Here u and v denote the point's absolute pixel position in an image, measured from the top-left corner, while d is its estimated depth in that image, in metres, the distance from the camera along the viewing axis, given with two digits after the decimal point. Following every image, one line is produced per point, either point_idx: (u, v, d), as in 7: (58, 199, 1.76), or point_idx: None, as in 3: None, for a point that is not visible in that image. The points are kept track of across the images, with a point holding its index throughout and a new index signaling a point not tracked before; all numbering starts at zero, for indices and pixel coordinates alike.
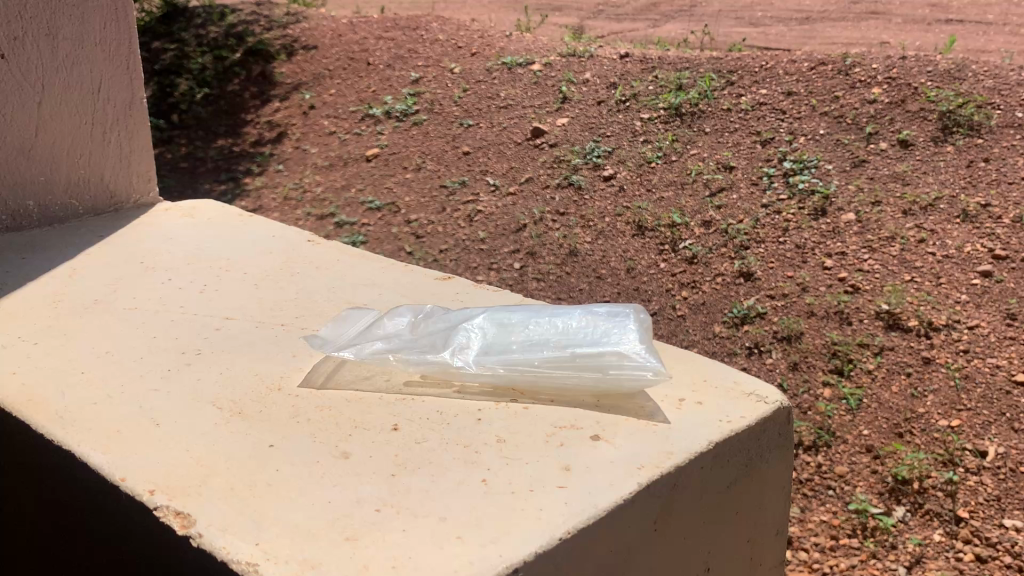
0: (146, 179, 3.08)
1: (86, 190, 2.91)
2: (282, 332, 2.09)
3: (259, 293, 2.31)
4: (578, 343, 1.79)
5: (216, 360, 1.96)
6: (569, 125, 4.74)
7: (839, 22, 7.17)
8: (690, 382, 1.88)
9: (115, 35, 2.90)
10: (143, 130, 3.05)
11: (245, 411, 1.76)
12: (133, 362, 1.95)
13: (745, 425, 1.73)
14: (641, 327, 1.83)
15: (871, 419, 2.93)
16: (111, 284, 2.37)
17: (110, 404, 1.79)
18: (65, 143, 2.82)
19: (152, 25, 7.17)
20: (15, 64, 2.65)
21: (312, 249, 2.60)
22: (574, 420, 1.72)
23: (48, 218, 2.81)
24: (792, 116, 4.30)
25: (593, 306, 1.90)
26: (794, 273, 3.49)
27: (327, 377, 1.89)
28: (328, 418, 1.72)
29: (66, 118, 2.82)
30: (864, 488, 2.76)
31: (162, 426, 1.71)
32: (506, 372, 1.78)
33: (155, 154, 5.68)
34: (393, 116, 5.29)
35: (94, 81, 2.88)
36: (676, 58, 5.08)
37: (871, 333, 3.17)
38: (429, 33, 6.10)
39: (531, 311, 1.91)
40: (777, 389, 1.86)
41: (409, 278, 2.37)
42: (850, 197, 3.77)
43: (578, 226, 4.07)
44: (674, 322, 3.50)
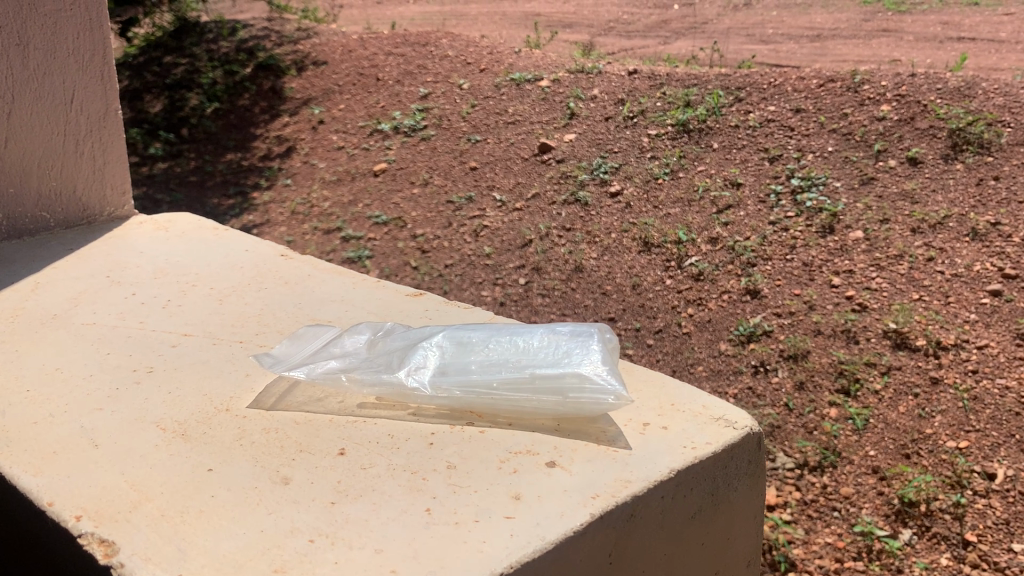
0: (120, 191, 3.06)
1: (59, 202, 2.90)
2: (240, 350, 2.07)
3: (222, 307, 2.29)
4: (537, 364, 1.76)
5: (167, 378, 1.95)
6: (576, 141, 4.73)
7: (849, 39, 7.15)
8: (655, 405, 1.85)
9: (90, 46, 2.89)
10: (118, 142, 3.03)
11: (190, 433, 1.74)
12: (81, 378, 1.94)
13: (711, 452, 1.70)
14: (605, 348, 1.80)
15: (878, 439, 2.89)
16: (72, 297, 2.36)
17: (51, 423, 1.78)
18: (36, 157, 2.82)
19: (164, 40, 7.21)
20: None
21: (283, 262, 2.58)
22: (528, 445, 1.69)
23: (18, 230, 2.82)
24: (801, 134, 4.28)
25: (556, 325, 1.87)
26: (800, 290, 3.46)
27: (279, 398, 1.87)
28: (276, 442, 1.70)
29: (39, 129, 2.81)
30: (870, 509, 2.72)
31: (101, 447, 1.70)
32: (463, 394, 1.75)
33: (165, 168, 5.69)
34: (401, 131, 5.30)
35: (67, 93, 2.86)
36: (684, 74, 5.07)
37: (878, 352, 3.13)
38: (438, 49, 6.12)
39: (492, 330, 1.88)
40: (748, 415, 1.82)
41: (380, 293, 2.35)
42: (858, 215, 3.74)
43: (584, 242, 4.05)
44: (679, 339, 3.47)
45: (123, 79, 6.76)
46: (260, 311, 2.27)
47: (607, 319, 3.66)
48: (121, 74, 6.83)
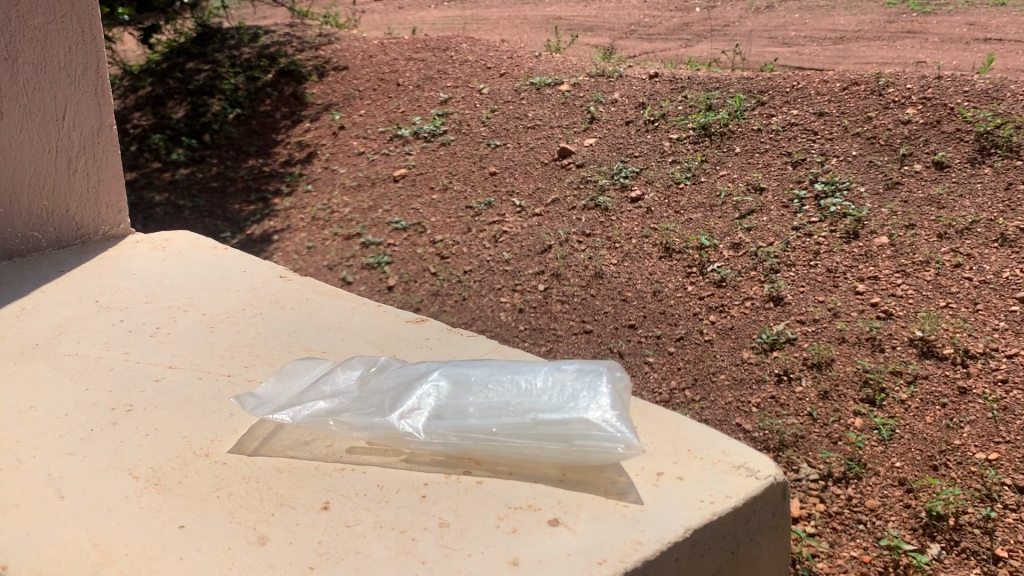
0: (116, 211, 2.95)
1: (50, 221, 2.81)
2: (226, 385, 2.03)
3: (212, 336, 2.25)
4: (540, 408, 1.72)
5: (147, 419, 1.91)
6: (596, 145, 4.69)
7: (873, 41, 7.07)
8: (670, 452, 1.80)
9: (83, 59, 2.79)
10: (114, 159, 2.93)
11: (164, 483, 1.71)
12: (56, 418, 1.91)
13: (731, 507, 1.64)
14: (615, 390, 1.76)
15: (904, 450, 2.82)
16: (58, 323, 2.33)
17: (19, 470, 1.75)
18: (26, 173, 2.72)
19: (187, 46, 7.24)
20: None
21: (281, 284, 2.54)
22: (527, 499, 1.64)
23: (6, 250, 2.73)
24: (824, 138, 4.21)
25: (562, 364, 1.83)
26: (825, 297, 3.40)
27: (263, 441, 1.83)
28: (257, 495, 1.67)
29: (29, 146, 2.72)
30: (896, 523, 2.66)
31: (68, 499, 1.67)
32: (460, 441, 1.71)
33: (187, 174, 5.69)
34: (421, 137, 5.28)
35: (58, 107, 2.77)
36: (706, 77, 5.01)
37: (904, 361, 3.06)
38: (458, 54, 6.10)
39: (493, 367, 1.84)
40: (771, 463, 1.77)
41: (381, 319, 2.31)
42: (883, 220, 3.67)
43: (605, 247, 4.00)
44: (701, 347, 3.40)
45: (146, 85, 6.79)
46: (252, 339, 2.22)
47: (628, 326, 3.61)
48: (145, 80, 6.86)
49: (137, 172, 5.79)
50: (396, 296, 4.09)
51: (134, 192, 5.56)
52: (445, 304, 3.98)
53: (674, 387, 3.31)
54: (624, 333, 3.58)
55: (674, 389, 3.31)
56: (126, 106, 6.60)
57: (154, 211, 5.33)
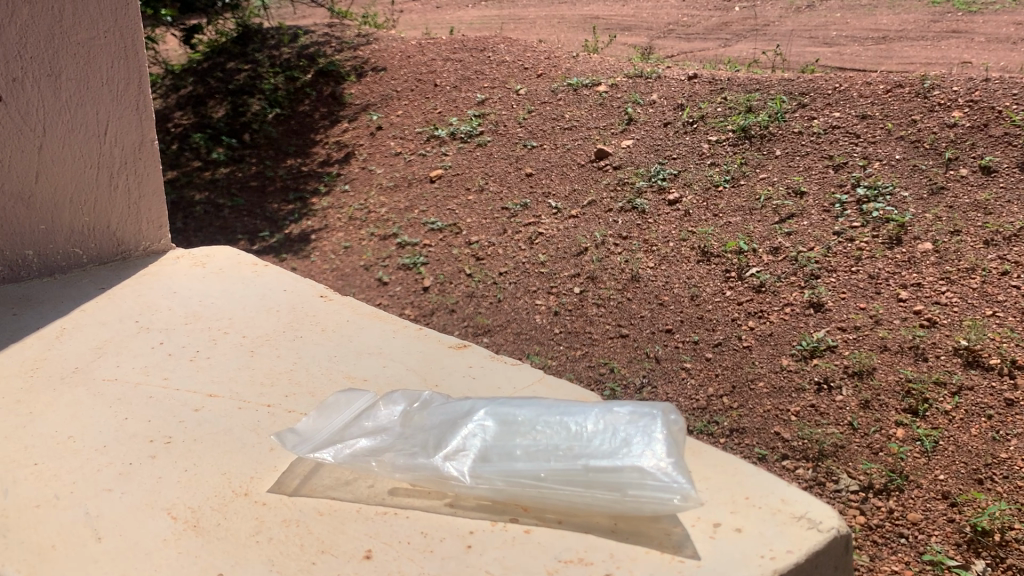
0: (157, 226, 2.88)
1: (91, 237, 2.74)
2: (267, 416, 1.91)
3: (253, 361, 2.15)
4: (592, 453, 1.52)
5: (187, 453, 1.79)
6: (634, 147, 4.66)
7: (916, 41, 6.95)
8: (726, 499, 1.58)
9: (125, 75, 2.70)
10: (155, 174, 2.85)
11: (202, 525, 1.57)
12: (94, 452, 1.80)
13: (793, 563, 1.42)
14: (670, 436, 1.55)
15: (948, 463, 2.76)
16: (97, 347, 2.23)
17: (55, 508, 1.63)
18: (68, 190, 2.65)
19: (227, 46, 7.32)
20: (14, 107, 2.49)
21: (321, 306, 2.45)
22: (582, 550, 1.45)
23: (47, 267, 2.66)
24: (867, 140, 4.14)
25: (614, 405, 1.63)
26: (866, 304, 3.33)
27: (303, 480, 1.69)
28: (296, 540, 1.51)
29: (70, 163, 2.64)
30: (940, 537, 2.61)
31: (103, 541, 1.54)
32: (506, 486, 1.53)
33: (227, 173, 5.73)
34: (457, 137, 5.27)
35: (101, 123, 2.68)
36: (745, 78, 4.95)
37: (948, 371, 3.00)
38: (495, 55, 6.09)
39: (542, 407, 1.65)
40: (836, 514, 1.54)
41: (423, 345, 2.20)
42: (927, 225, 3.59)
43: (641, 250, 3.97)
44: (739, 354, 3.33)
45: (187, 84, 6.87)
46: (293, 365, 2.12)
47: (665, 330, 3.55)
48: (186, 80, 6.94)
49: (178, 171, 5.85)
50: (431, 298, 4.09)
51: (175, 191, 5.61)
52: (480, 307, 3.96)
53: (711, 395, 3.23)
54: (661, 338, 3.52)
55: (712, 396, 3.23)
56: (167, 105, 6.67)
57: (195, 210, 5.38)
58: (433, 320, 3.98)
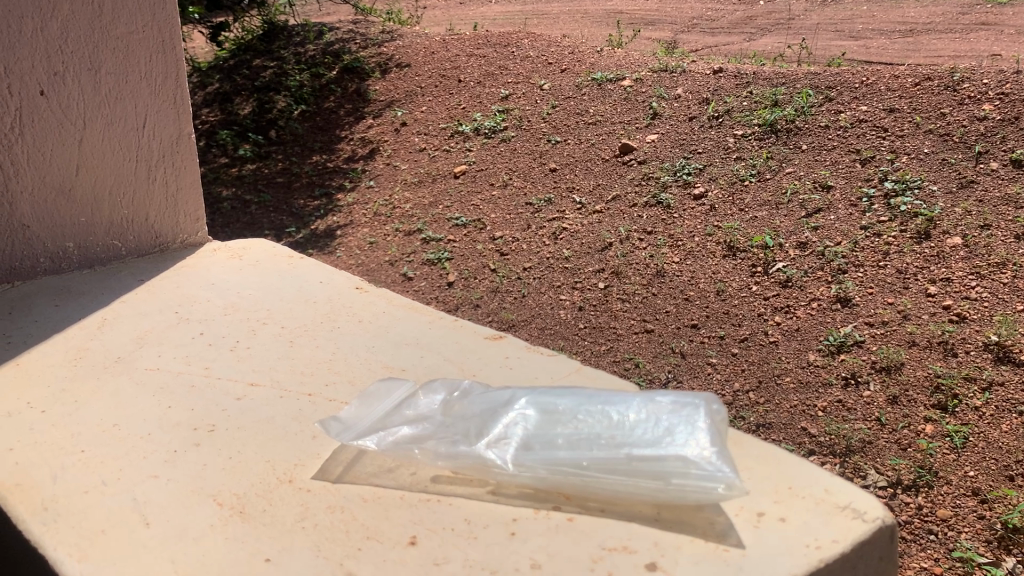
0: (194, 219, 2.84)
1: (129, 230, 2.69)
2: (308, 404, 1.87)
3: (292, 352, 2.11)
4: (634, 442, 1.47)
5: (230, 440, 1.76)
6: (659, 141, 4.64)
7: (945, 33, 6.86)
8: (769, 489, 1.53)
9: (163, 68, 2.67)
10: (192, 167, 2.82)
11: (248, 510, 1.53)
12: (138, 439, 1.76)
13: (839, 554, 1.37)
14: (714, 425, 1.50)
15: (978, 459, 2.73)
16: (138, 338, 2.20)
17: (103, 494, 1.59)
18: (108, 182, 2.61)
19: (253, 43, 7.37)
20: (56, 101, 2.45)
21: (356, 298, 2.42)
22: (626, 537, 1.40)
23: (88, 260, 2.61)
24: (895, 134, 4.09)
25: (656, 395, 1.58)
26: (894, 299, 3.31)
27: (346, 467, 1.64)
28: (341, 525, 1.47)
29: (110, 156, 2.60)
30: (970, 534, 2.57)
31: (152, 526, 1.50)
32: (549, 474, 1.48)
33: (253, 169, 5.76)
34: (481, 133, 5.28)
35: (139, 117, 2.65)
36: (772, 72, 4.91)
37: (978, 366, 2.97)
38: (519, 50, 6.09)
39: (583, 396, 1.61)
40: (881, 504, 1.49)
41: (458, 337, 2.17)
42: (957, 219, 3.55)
43: (666, 245, 3.95)
44: (766, 349, 3.31)
45: (214, 82, 6.92)
46: (332, 356, 2.09)
47: (690, 325, 3.53)
48: (213, 77, 6.99)
49: (205, 168, 5.89)
50: (456, 293, 4.08)
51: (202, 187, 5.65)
52: (505, 302, 3.95)
53: (738, 389, 3.20)
54: (687, 333, 3.50)
55: (738, 391, 3.20)
56: (194, 103, 6.72)
57: (221, 205, 5.40)
58: (457, 315, 3.97)
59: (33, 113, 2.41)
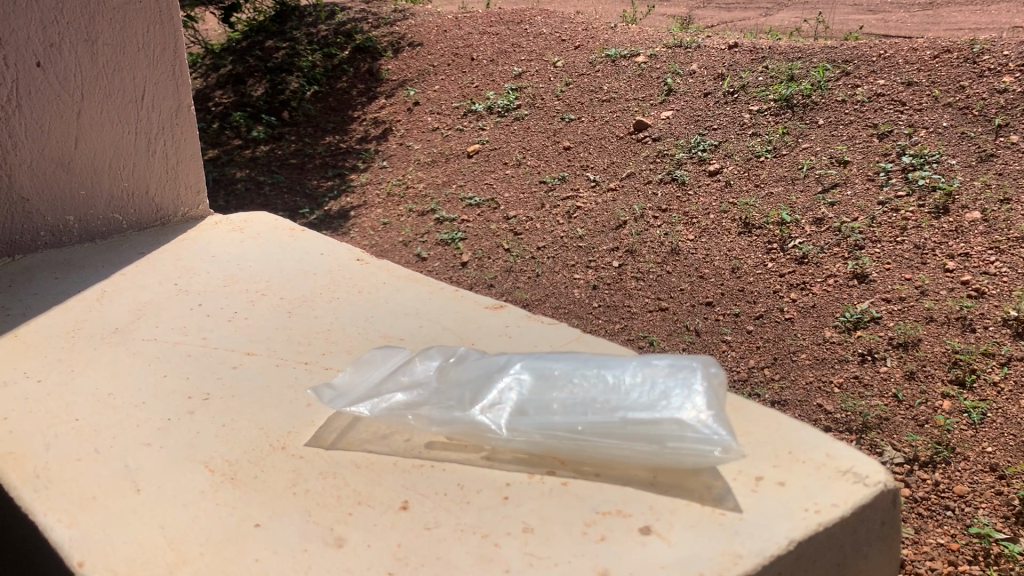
0: (194, 191, 2.85)
1: (130, 203, 2.70)
2: (304, 373, 1.87)
3: (290, 322, 2.12)
4: (630, 406, 1.46)
5: (225, 407, 1.76)
6: (673, 118, 4.61)
7: (966, 6, 6.75)
8: (769, 454, 1.52)
9: (161, 40, 2.66)
10: (190, 139, 2.82)
11: (240, 477, 1.53)
12: (132, 408, 1.77)
13: (838, 517, 1.37)
14: (711, 388, 1.48)
15: (996, 435, 2.69)
16: (136, 310, 2.21)
17: (96, 461, 1.60)
18: (108, 155, 2.61)
19: (266, 24, 7.35)
20: (53, 73, 2.43)
21: (357, 270, 2.42)
22: (619, 502, 1.40)
23: (89, 234, 2.62)
24: (913, 108, 4.04)
25: (653, 358, 1.57)
26: (912, 275, 3.28)
27: (341, 434, 1.64)
28: (334, 491, 1.47)
29: (109, 129, 2.60)
30: (987, 510, 2.53)
31: (144, 492, 1.50)
32: (544, 438, 1.47)
33: (266, 151, 5.76)
34: (494, 111, 5.26)
35: (137, 89, 2.64)
36: (788, 47, 4.86)
37: (997, 342, 2.94)
38: (532, 27, 6.04)
39: (580, 361, 1.60)
40: (882, 468, 1.48)
41: (458, 307, 2.17)
42: (976, 194, 3.51)
43: (681, 223, 3.93)
44: (781, 326, 3.29)
45: (227, 63, 6.91)
46: (330, 325, 2.09)
47: (705, 303, 3.50)
48: (226, 59, 6.98)
49: (219, 149, 5.88)
50: (470, 272, 4.07)
51: (215, 168, 5.64)
52: (519, 281, 3.93)
53: (753, 366, 3.18)
54: (701, 310, 3.48)
55: (753, 367, 3.18)
56: (207, 85, 6.72)
57: (235, 186, 5.39)
58: (471, 294, 3.95)
59: (31, 86, 2.39)
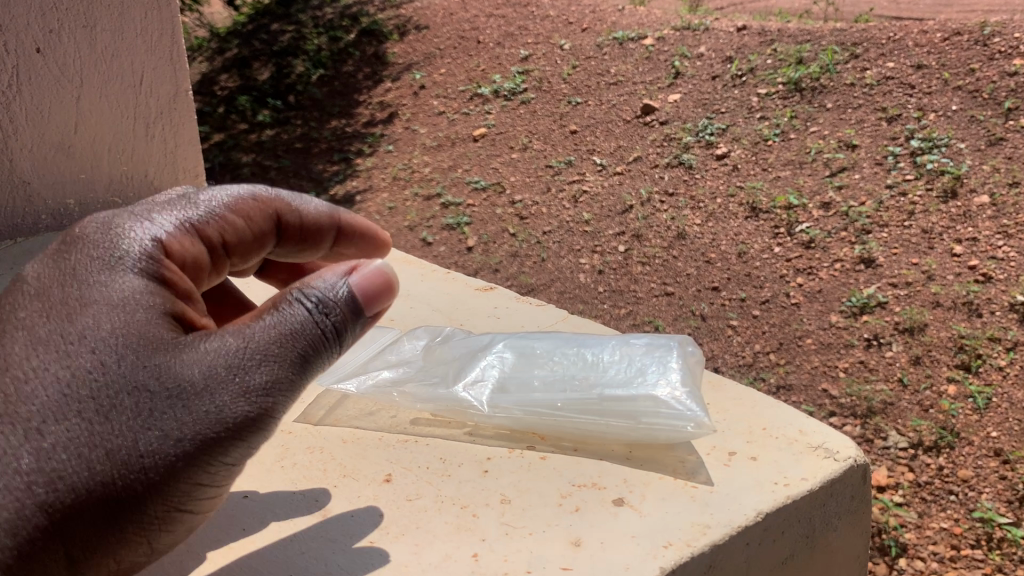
0: (193, 176, 2.65)
1: (129, 187, 2.51)
2: None
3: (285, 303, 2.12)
4: (607, 382, 1.48)
5: None
6: (680, 101, 4.59)
7: None
8: (743, 430, 1.53)
9: (160, 24, 2.43)
10: (190, 122, 2.60)
11: None
12: None
13: (807, 491, 1.39)
14: (687, 365, 1.51)
15: (1001, 420, 2.69)
16: None
17: None
18: (105, 139, 2.42)
19: (272, 8, 7.34)
20: (51, 58, 2.25)
21: None
22: (595, 475, 1.39)
23: (89, 218, 2.45)
24: (922, 91, 4.02)
25: (632, 337, 1.58)
26: (919, 260, 3.27)
27: (329, 411, 1.62)
28: (319, 464, 1.46)
29: (107, 112, 2.40)
30: (991, 495, 2.53)
31: None
32: (525, 414, 1.48)
33: (272, 135, 5.75)
34: (501, 95, 5.25)
35: (134, 73, 2.42)
36: (797, 29, 4.83)
37: (1004, 327, 2.94)
38: (539, 9, 6.02)
39: (561, 339, 1.61)
40: (852, 443, 1.50)
41: (449, 289, 2.17)
42: (984, 178, 3.49)
43: (688, 207, 3.93)
44: (787, 311, 3.28)
45: (233, 47, 6.90)
46: None
47: (711, 288, 3.50)
48: (231, 42, 6.96)
49: (225, 133, 5.88)
50: (476, 257, 4.06)
51: (221, 153, 5.64)
52: (524, 266, 3.93)
53: (758, 351, 3.17)
54: (707, 296, 3.47)
55: (759, 352, 3.17)
56: (213, 69, 6.70)
57: (242, 171, 5.39)
58: (476, 278, 3.94)
59: (27, 72, 2.21)
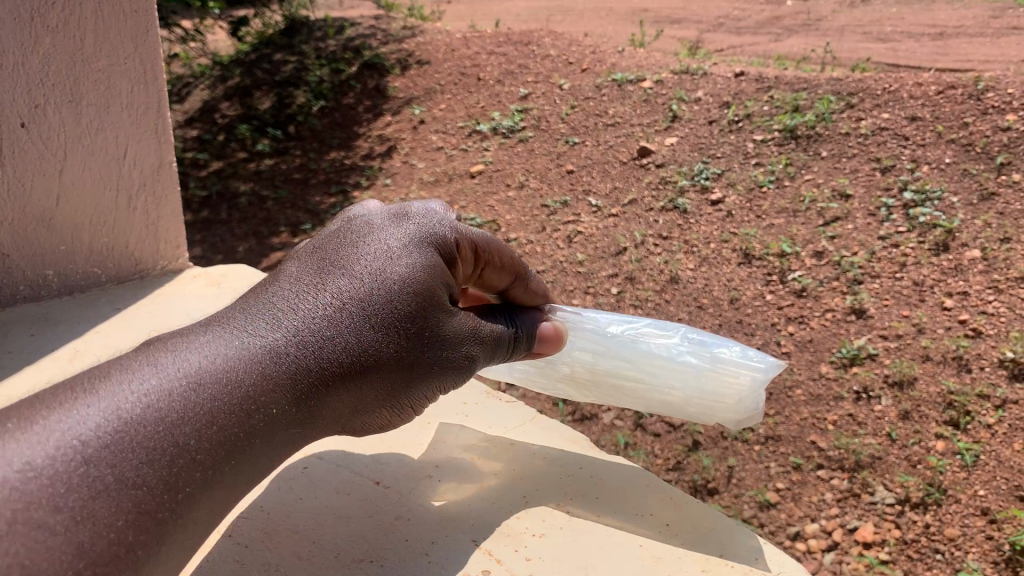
0: (174, 244, 2.81)
1: (111, 258, 2.66)
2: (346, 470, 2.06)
3: None
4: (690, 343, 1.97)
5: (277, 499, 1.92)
6: (677, 145, 4.63)
7: (975, 37, 6.76)
8: None
9: (145, 99, 2.59)
10: (171, 193, 2.77)
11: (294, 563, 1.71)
12: None
13: None
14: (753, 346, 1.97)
15: (988, 478, 2.68)
16: None
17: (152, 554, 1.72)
18: (91, 211, 2.56)
19: (275, 39, 7.42)
20: (38, 133, 2.38)
21: None
22: None
23: (68, 287, 2.58)
24: (916, 143, 4.05)
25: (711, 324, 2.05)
26: (910, 312, 3.28)
27: None
28: None
29: (93, 183, 2.55)
30: (977, 555, 2.51)
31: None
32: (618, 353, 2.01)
33: (271, 165, 5.77)
34: (499, 132, 5.28)
35: (121, 148, 2.58)
36: (794, 77, 4.88)
37: (993, 383, 2.93)
38: (540, 49, 6.08)
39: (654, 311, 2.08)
40: None
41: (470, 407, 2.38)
42: (976, 232, 3.51)
43: (681, 251, 3.93)
44: (777, 360, 3.26)
45: (234, 75, 6.95)
46: None
47: None
48: (233, 71, 7.01)
49: (223, 161, 5.90)
50: None
51: (220, 181, 5.66)
52: None
53: None
54: None
55: None
56: (215, 97, 6.75)
57: (238, 201, 5.42)
58: None
59: (15, 146, 2.33)
